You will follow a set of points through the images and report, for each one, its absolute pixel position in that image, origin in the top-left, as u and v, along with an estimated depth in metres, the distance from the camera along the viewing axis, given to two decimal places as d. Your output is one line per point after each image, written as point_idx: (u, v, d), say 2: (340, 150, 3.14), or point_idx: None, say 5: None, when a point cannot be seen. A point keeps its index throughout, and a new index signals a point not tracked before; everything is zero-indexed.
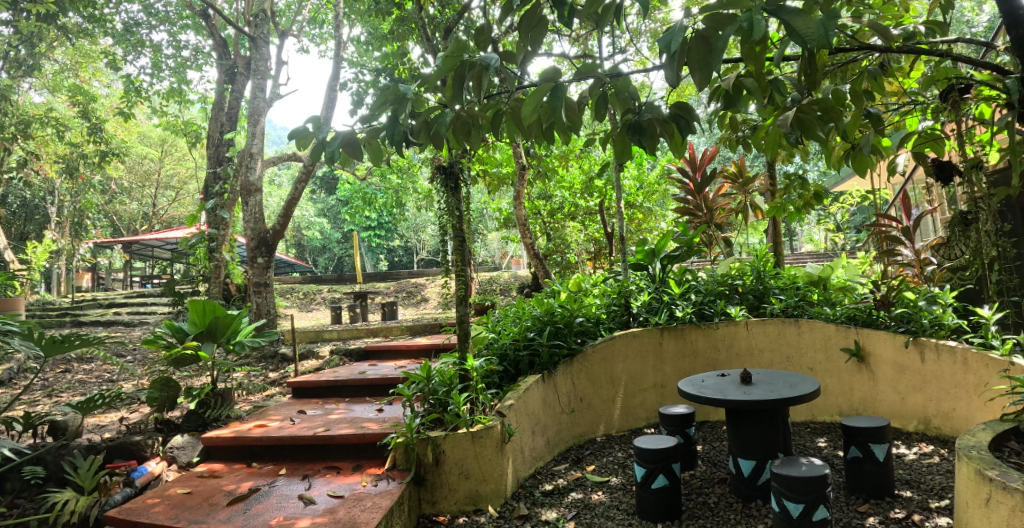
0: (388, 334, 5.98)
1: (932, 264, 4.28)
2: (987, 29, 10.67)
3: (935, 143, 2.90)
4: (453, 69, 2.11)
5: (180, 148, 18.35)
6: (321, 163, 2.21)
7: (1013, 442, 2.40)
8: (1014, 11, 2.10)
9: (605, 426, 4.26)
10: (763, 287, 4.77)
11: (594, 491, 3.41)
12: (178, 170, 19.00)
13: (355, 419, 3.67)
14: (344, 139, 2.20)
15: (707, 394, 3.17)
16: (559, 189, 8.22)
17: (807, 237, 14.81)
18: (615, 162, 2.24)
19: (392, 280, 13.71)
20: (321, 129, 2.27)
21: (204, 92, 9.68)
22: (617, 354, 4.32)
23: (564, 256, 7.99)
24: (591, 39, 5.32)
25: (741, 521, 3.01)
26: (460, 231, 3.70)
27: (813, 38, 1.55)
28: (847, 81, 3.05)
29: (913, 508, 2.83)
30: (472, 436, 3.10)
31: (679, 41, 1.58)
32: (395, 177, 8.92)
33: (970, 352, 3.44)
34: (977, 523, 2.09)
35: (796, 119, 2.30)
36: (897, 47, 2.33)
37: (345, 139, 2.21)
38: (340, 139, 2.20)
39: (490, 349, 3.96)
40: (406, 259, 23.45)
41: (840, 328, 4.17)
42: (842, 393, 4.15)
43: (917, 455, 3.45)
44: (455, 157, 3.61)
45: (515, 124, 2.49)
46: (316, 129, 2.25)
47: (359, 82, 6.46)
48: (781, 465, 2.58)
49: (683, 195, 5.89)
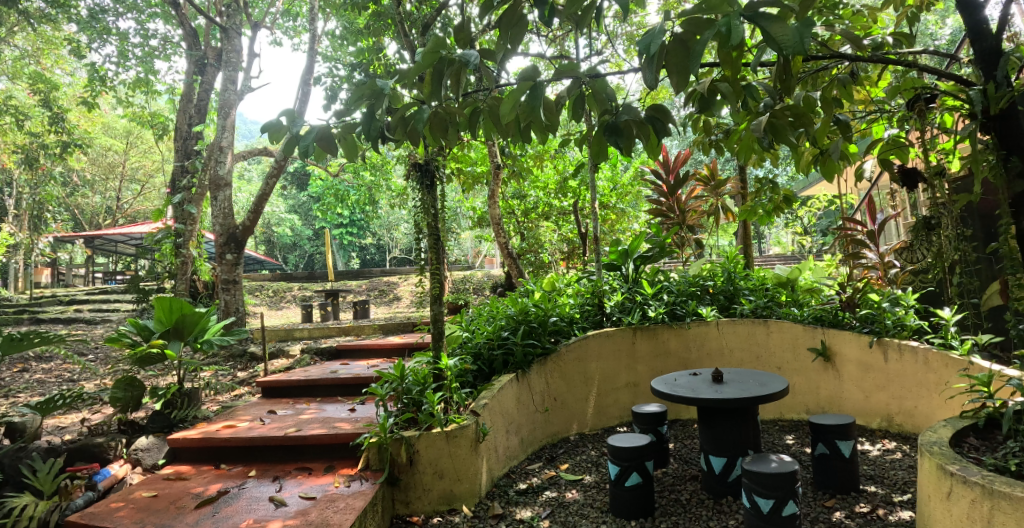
0: (360, 334, 5.89)
1: (895, 267, 4.44)
2: (950, 42, 11.11)
3: (901, 151, 2.99)
4: (432, 66, 2.10)
5: (146, 140, 17.78)
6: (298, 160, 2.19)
7: (972, 437, 2.49)
8: (978, 23, 2.18)
9: (578, 425, 4.30)
10: (733, 289, 4.87)
11: (568, 489, 3.42)
12: (144, 163, 18.38)
13: (327, 419, 3.61)
14: (319, 133, 2.19)
15: (680, 392, 3.21)
16: (533, 189, 8.27)
17: (775, 239, 15.20)
18: (592, 163, 2.25)
19: (364, 278, 13.55)
20: (295, 123, 2.23)
21: (173, 83, 9.36)
22: (590, 353, 4.36)
23: (537, 256, 8.08)
24: (569, 38, 5.34)
25: (713, 517, 3.06)
26: (435, 230, 3.65)
27: (789, 44, 1.58)
28: (817, 88, 3.15)
29: (877, 502, 2.92)
30: (446, 435, 3.09)
31: (658, 45, 1.62)
32: (368, 173, 8.81)
33: (931, 351, 3.55)
34: (938, 515, 2.17)
35: (769, 123, 2.38)
36: (865, 56, 2.41)
37: (321, 134, 2.19)
38: (315, 134, 2.18)
39: (464, 348, 3.94)
40: (379, 257, 23.11)
41: (807, 328, 4.28)
42: (809, 391, 4.26)
43: (881, 451, 3.55)
44: (430, 155, 3.61)
45: (492, 123, 2.49)
46: (290, 123, 2.21)
47: (333, 76, 6.31)
48: (751, 462, 2.64)
49: (656, 197, 5.96)
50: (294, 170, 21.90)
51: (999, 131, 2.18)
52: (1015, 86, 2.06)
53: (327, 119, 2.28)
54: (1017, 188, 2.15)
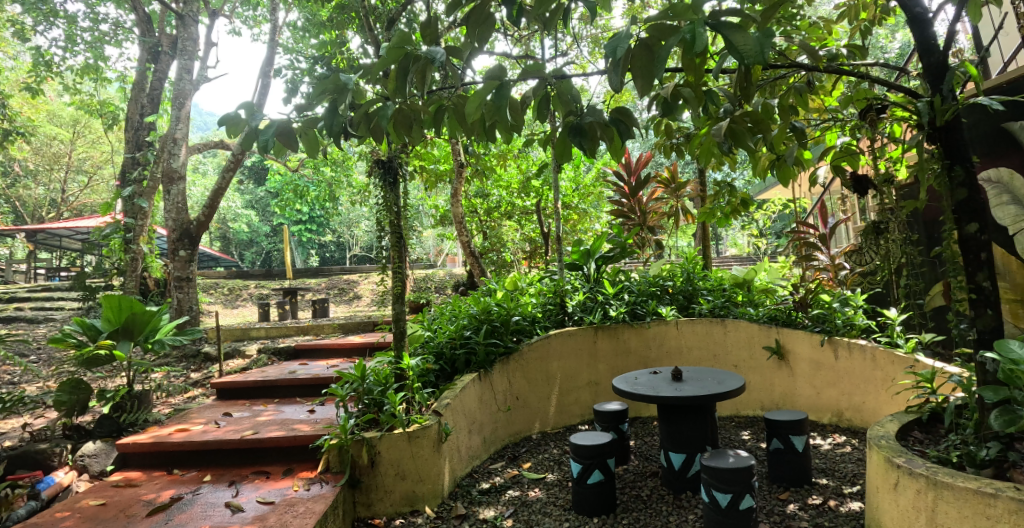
0: (319, 333, 5.76)
1: (844, 268, 4.65)
2: (899, 56, 11.67)
3: (851, 158, 3.13)
4: (397, 61, 2.09)
5: (94, 130, 16.91)
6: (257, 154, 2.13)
7: (916, 431, 2.63)
8: (927, 39, 2.30)
9: (541, 424, 4.33)
10: (692, 289, 5.00)
11: (531, 487, 3.44)
12: (91, 153, 17.46)
13: (286, 421, 3.52)
14: (280, 127, 2.12)
15: (640, 391, 3.28)
16: (495, 189, 8.25)
17: (732, 241, 15.66)
18: (555, 163, 2.27)
19: (324, 276, 13.25)
20: (253, 117, 2.16)
21: (124, 70, 8.93)
22: (552, 352, 4.40)
23: (499, 255, 8.07)
24: (535, 39, 5.37)
25: (673, 512, 3.12)
26: (398, 228, 3.61)
27: (750, 54, 1.63)
28: (774, 95, 3.26)
29: (828, 494, 3.05)
30: (408, 436, 3.06)
31: (624, 49, 1.64)
32: (328, 169, 8.63)
33: (878, 349, 3.70)
34: (886, 506, 2.29)
35: (729, 129, 2.48)
36: (821, 67, 2.51)
37: (280, 128, 2.13)
38: (274, 129, 2.12)
39: (426, 348, 3.90)
40: (338, 255, 22.62)
41: (762, 328, 4.43)
42: (763, 388, 4.41)
43: (831, 445, 3.70)
44: (394, 152, 3.56)
45: (457, 121, 2.48)
46: (248, 116, 2.13)
47: (294, 69, 6.15)
48: (710, 457, 2.72)
49: (618, 198, 6.05)
50: (251, 164, 21.23)
51: (944, 142, 2.30)
52: (959, 100, 2.19)
53: (288, 114, 2.23)
54: (959, 195, 2.29)
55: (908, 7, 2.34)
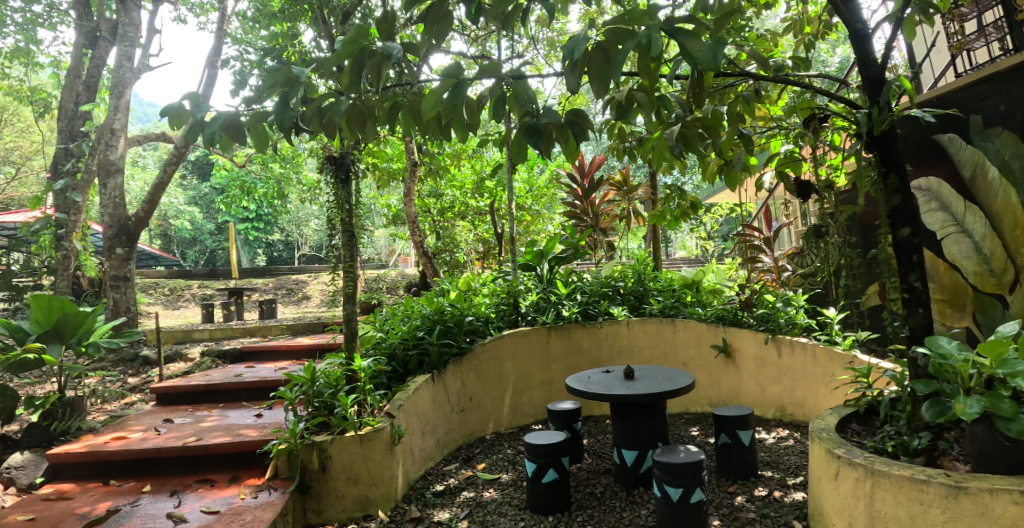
0: (267, 335, 5.57)
1: (787, 270, 4.88)
2: (837, 70, 12.35)
3: (795, 165, 3.28)
4: (352, 56, 2.09)
5: (23, 118, 15.76)
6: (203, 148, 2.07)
7: (854, 424, 2.79)
8: (866, 54, 2.46)
9: (494, 424, 4.34)
10: (643, 289, 5.13)
11: (485, 488, 3.44)
12: (19, 143, 16.13)
13: (231, 427, 3.39)
14: (227, 120, 2.07)
15: (594, 389, 3.33)
16: (449, 188, 8.21)
17: (681, 243, 16.11)
18: (510, 163, 2.30)
19: (271, 276, 12.81)
20: (199, 108, 2.06)
21: (57, 55, 8.36)
22: (505, 352, 4.42)
23: (452, 255, 8.01)
24: (491, 39, 5.39)
25: (626, 507, 3.18)
26: (350, 226, 3.54)
27: (703, 60, 1.67)
28: (723, 103, 3.39)
29: (773, 486, 3.19)
30: (360, 438, 3.02)
31: (582, 51, 1.68)
32: (277, 165, 8.36)
33: (819, 347, 3.88)
34: (827, 495, 2.42)
35: (681, 133, 2.56)
36: (768, 76, 2.63)
37: (228, 121, 2.08)
38: (221, 121, 2.07)
39: (378, 349, 3.83)
40: (285, 254, 21.90)
41: (710, 327, 4.60)
42: (711, 385, 4.58)
43: (775, 439, 3.87)
44: (346, 148, 3.50)
45: (411, 118, 2.48)
46: (194, 108, 2.03)
47: (243, 60, 5.92)
48: (662, 453, 2.79)
49: (571, 200, 6.14)
50: (194, 159, 20.31)
51: (879, 151, 2.45)
52: (894, 111, 2.34)
53: (236, 107, 2.17)
54: (893, 201, 2.44)
55: (849, 23, 2.49)
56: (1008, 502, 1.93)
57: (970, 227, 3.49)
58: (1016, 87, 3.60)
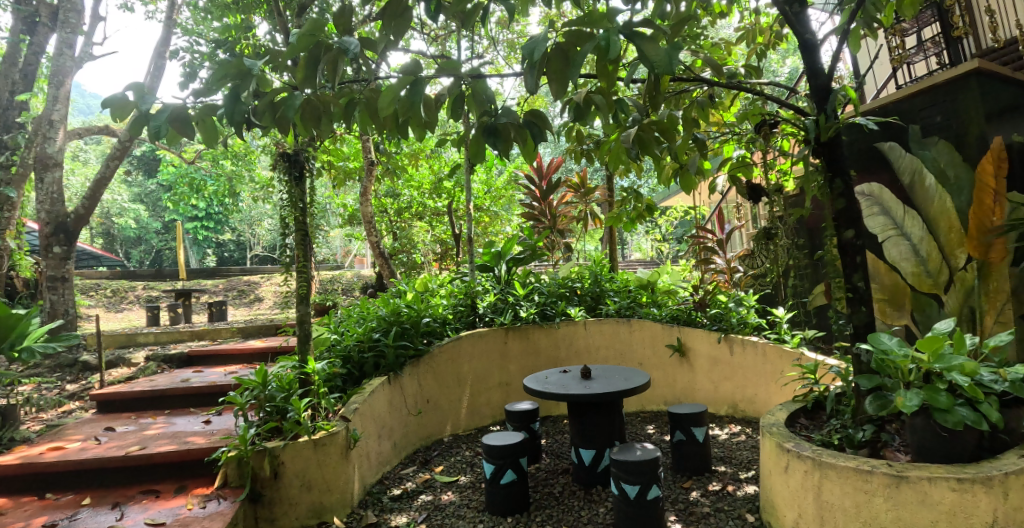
0: (217, 338, 5.36)
1: (738, 271, 5.04)
2: (787, 79, 12.89)
3: (746, 169, 3.39)
4: (306, 50, 2.06)
5: None
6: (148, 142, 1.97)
7: (802, 418, 2.90)
8: (814, 64, 2.57)
9: (452, 426, 4.31)
10: (599, 290, 5.20)
11: (444, 491, 3.41)
12: None
13: (177, 434, 3.24)
14: (174, 113, 2.01)
15: (551, 390, 3.35)
16: (407, 188, 8.11)
17: (637, 245, 16.41)
18: (468, 163, 2.30)
19: (222, 277, 12.34)
20: (143, 100, 1.98)
21: None
22: (463, 354, 4.40)
23: (410, 256, 7.95)
24: (451, 38, 5.36)
25: (584, 506, 3.21)
26: (303, 225, 3.45)
27: (660, 64, 1.70)
28: (679, 108, 3.47)
29: (727, 480, 3.28)
30: (314, 444, 2.95)
31: (542, 51, 1.70)
32: (229, 162, 8.06)
33: (769, 345, 4.02)
34: (778, 487, 2.50)
35: (637, 136, 2.60)
36: (721, 82, 2.72)
37: (175, 113, 2.02)
38: (169, 113, 2.01)
39: (332, 351, 3.74)
40: (237, 254, 21.17)
41: (665, 327, 4.71)
42: (667, 384, 4.68)
43: (728, 435, 3.99)
44: (300, 145, 3.40)
45: (368, 115, 2.44)
46: (138, 99, 1.95)
47: (194, 52, 5.69)
48: (618, 451, 2.83)
49: (528, 201, 6.16)
50: (138, 154, 19.38)
51: (826, 156, 2.56)
52: (841, 119, 2.44)
53: (183, 99, 2.08)
54: (839, 205, 2.56)
55: (799, 34, 2.60)
56: (946, 489, 2.06)
57: (909, 231, 3.72)
58: (952, 99, 3.84)
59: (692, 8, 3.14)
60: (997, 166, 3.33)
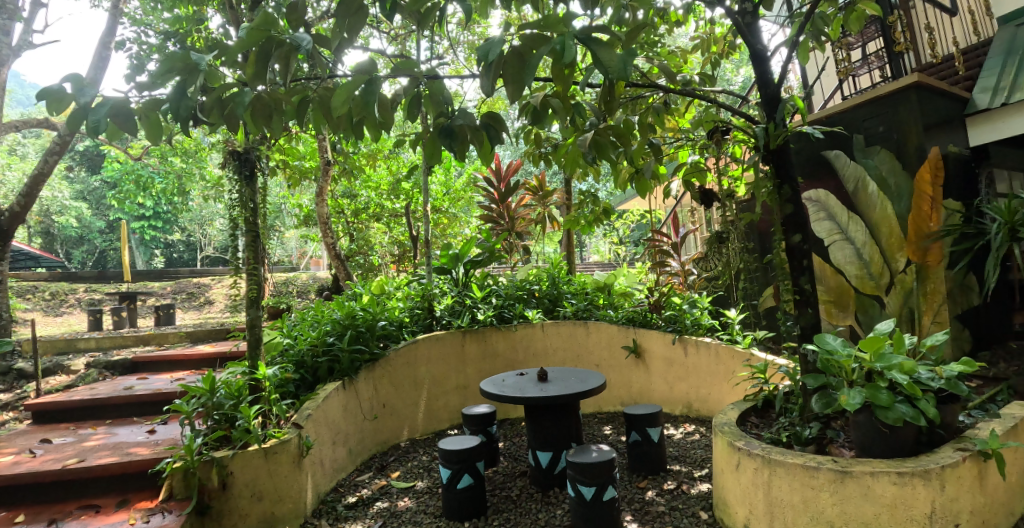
0: (163, 343, 5.13)
1: (692, 274, 5.16)
2: (739, 88, 13.33)
3: (700, 174, 3.48)
4: (257, 45, 2.00)
5: None
6: (86, 136, 1.87)
7: (753, 417, 2.99)
8: (764, 73, 2.65)
9: (409, 430, 4.25)
10: (557, 292, 5.24)
11: (400, 497, 3.35)
12: None
13: (119, 445, 3.08)
14: (116, 106, 1.86)
15: (508, 392, 3.35)
16: (364, 189, 7.97)
17: (596, 248, 16.61)
18: (425, 163, 2.29)
19: (169, 278, 11.83)
20: (83, 92, 1.88)
21: None
22: (420, 357, 4.34)
23: (367, 258, 7.79)
24: (410, 38, 5.30)
25: (541, 508, 3.21)
26: (254, 226, 3.34)
27: (614, 70, 1.72)
28: (635, 114, 3.53)
29: (682, 479, 3.34)
30: (265, 452, 2.85)
31: (496, 54, 1.72)
32: (177, 159, 7.74)
33: (721, 346, 4.12)
34: (730, 485, 2.57)
35: (594, 141, 2.63)
36: (675, 89, 2.79)
37: (116, 107, 1.87)
38: (109, 107, 1.86)
39: (285, 356, 3.63)
40: (186, 255, 20.36)
41: (621, 329, 4.77)
42: (623, 385, 4.75)
43: (683, 434, 4.07)
44: (252, 143, 3.29)
45: (322, 114, 2.39)
46: (76, 91, 1.84)
47: (141, 43, 5.42)
48: (575, 453, 2.85)
49: (487, 203, 6.14)
50: (79, 150, 18.42)
51: (775, 164, 2.65)
52: (789, 128, 2.53)
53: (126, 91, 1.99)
54: (787, 210, 2.65)
55: (750, 45, 2.69)
56: (887, 483, 2.15)
57: (852, 235, 3.89)
58: (894, 111, 4.03)
59: (648, 16, 3.20)
60: (935, 175, 3.53)
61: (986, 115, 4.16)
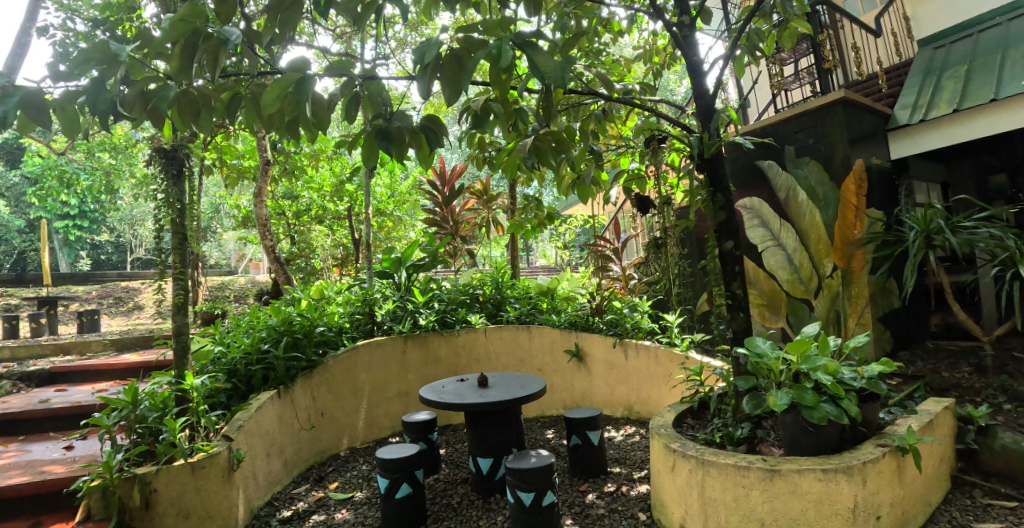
0: (85, 351, 4.79)
1: (633, 278, 5.26)
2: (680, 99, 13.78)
3: (639, 181, 3.54)
4: (183, 37, 1.89)
5: None
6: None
7: (688, 418, 3.05)
8: (700, 84, 2.72)
9: (348, 440, 4.12)
10: (500, 297, 5.22)
11: (337, 509, 3.24)
12: None
13: (30, 463, 2.84)
14: (26, 97, 1.75)
15: (447, 399, 3.29)
16: (306, 190, 7.74)
17: (542, 252, 16.75)
18: (364, 165, 2.23)
19: (95, 282, 11.12)
20: None
21: None
22: (360, 364, 4.23)
23: (308, 262, 7.44)
24: (355, 37, 5.18)
25: (482, 515, 3.17)
26: (182, 228, 3.16)
27: (552, 76, 1.71)
28: (576, 120, 3.57)
29: (621, 481, 3.38)
30: (192, 467, 2.69)
31: (433, 55, 1.67)
32: (105, 155, 7.29)
33: (661, 349, 4.19)
34: (666, 486, 2.61)
35: (534, 146, 2.64)
36: (615, 97, 2.83)
37: (26, 98, 1.76)
38: (19, 97, 1.75)
39: (216, 365, 3.47)
40: (115, 257, 19.25)
41: (563, 333, 4.79)
42: (565, 388, 4.77)
43: (623, 436, 4.12)
44: (180, 140, 3.12)
45: (255, 112, 2.29)
46: None
47: (64, 31, 5.06)
48: (513, 459, 2.83)
49: (431, 207, 6.07)
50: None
51: (710, 172, 2.73)
52: (722, 138, 2.60)
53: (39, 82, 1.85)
54: (720, 217, 2.73)
55: (687, 56, 2.75)
56: (813, 480, 2.23)
57: (784, 241, 4.04)
58: (823, 124, 4.22)
59: (591, 24, 3.24)
60: (858, 186, 3.67)
61: (905, 130, 4.39)
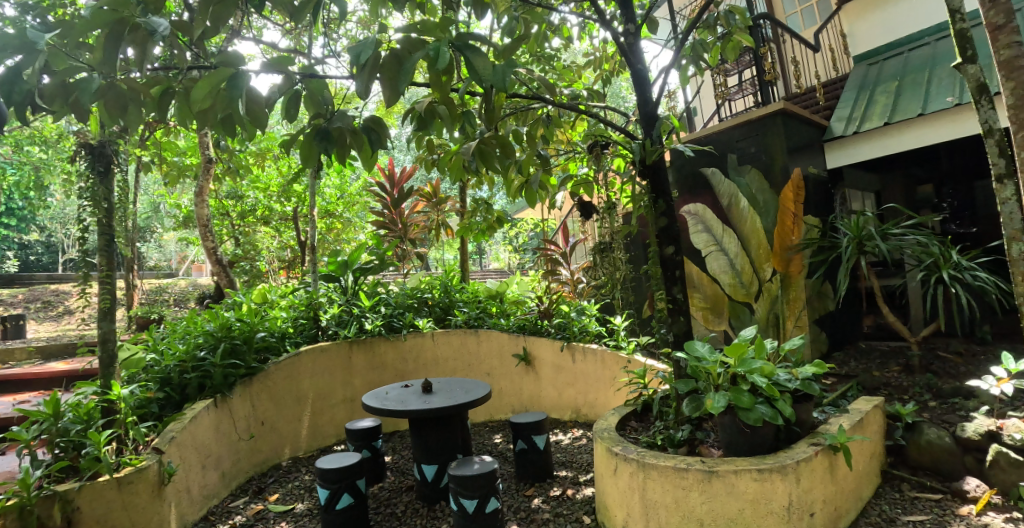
0: (4, 360, 4.48)
1: (581, 282, 5.31)
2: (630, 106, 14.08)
3: (586, 186, 3.58)
4: (106, 27, 1.79)
5: None
6: None
7: (632, 421, 3.09)
8: (644, 92, 2.76)
9: (291, 449, 3.99)
10: (448, 301, 5.17)
11: (277, 522, 3.12)
12: None
13: None
14: None
15: (390, 406, 3.23)
16: (251, 190, 7.48)
17: (496, 255, 16.78)
18: (304, 167, 2.16)
19: (22, 284, 10.44)
20: None
21: None
22: (303, 370, 4.11)
23: (253, 264, 7.18)
24: (303, 33, 5.03)
25: (426, 523, 3.12)
26: (108, 228, 2.98)
27: (490, 79, 1.69)
28: (524, 124, 3.58)
29: (567, 484, 3.38)
30: (118, 482, 2.54)
31: (369, 55, 1.62)
32: (32, 149, 6.85)
33: (607, 353, 4.23)
34: (609, 489, 2.63)
35: (479, 149, 2.62)
36: (561, 102, 2.85)
37: None
38: None
39: (148, 373, 3.30)
40: (45, 258, 18.17)
41: (511, 337, 4.78)
42: (514, 392, 4.76)
43: (570, 439, 4.14)
44: (107, 136, 2.95)
45: (188, 109, 2.19)
46: None
47: None
48: (456, 466, 2.80)
49: (380, 209, 5.96)
50: None
51: (652, 179, 2.77)
52: (664, 145, 2.65)
53: None
54: (661, 223, 2.77)
55: (632, 64, 2.79)
56: (749, 480, 2.29)
57: (726, 246, 4.16)
58: (763, 133, 4.37)
59: (540, 28, 3.24)
60: (796, 195, 3.81)
61: (839, 141, 4.58)
